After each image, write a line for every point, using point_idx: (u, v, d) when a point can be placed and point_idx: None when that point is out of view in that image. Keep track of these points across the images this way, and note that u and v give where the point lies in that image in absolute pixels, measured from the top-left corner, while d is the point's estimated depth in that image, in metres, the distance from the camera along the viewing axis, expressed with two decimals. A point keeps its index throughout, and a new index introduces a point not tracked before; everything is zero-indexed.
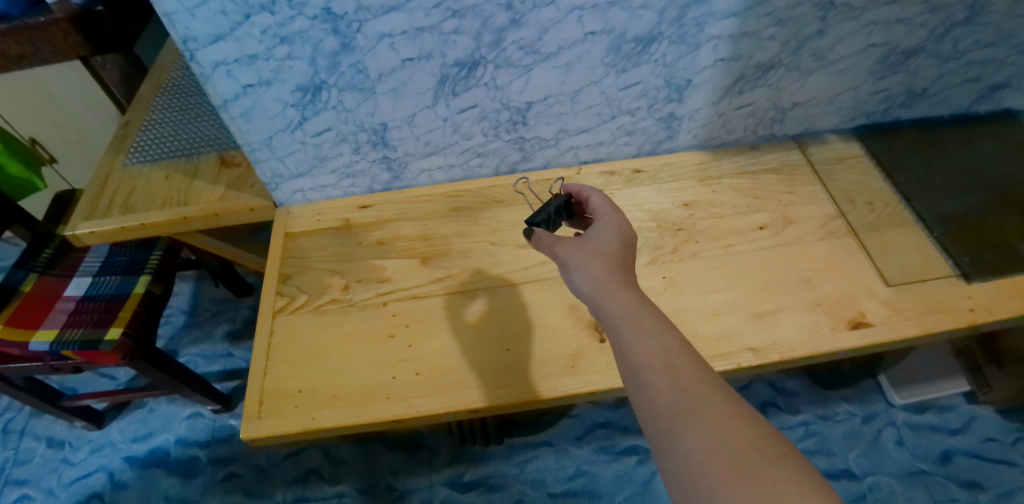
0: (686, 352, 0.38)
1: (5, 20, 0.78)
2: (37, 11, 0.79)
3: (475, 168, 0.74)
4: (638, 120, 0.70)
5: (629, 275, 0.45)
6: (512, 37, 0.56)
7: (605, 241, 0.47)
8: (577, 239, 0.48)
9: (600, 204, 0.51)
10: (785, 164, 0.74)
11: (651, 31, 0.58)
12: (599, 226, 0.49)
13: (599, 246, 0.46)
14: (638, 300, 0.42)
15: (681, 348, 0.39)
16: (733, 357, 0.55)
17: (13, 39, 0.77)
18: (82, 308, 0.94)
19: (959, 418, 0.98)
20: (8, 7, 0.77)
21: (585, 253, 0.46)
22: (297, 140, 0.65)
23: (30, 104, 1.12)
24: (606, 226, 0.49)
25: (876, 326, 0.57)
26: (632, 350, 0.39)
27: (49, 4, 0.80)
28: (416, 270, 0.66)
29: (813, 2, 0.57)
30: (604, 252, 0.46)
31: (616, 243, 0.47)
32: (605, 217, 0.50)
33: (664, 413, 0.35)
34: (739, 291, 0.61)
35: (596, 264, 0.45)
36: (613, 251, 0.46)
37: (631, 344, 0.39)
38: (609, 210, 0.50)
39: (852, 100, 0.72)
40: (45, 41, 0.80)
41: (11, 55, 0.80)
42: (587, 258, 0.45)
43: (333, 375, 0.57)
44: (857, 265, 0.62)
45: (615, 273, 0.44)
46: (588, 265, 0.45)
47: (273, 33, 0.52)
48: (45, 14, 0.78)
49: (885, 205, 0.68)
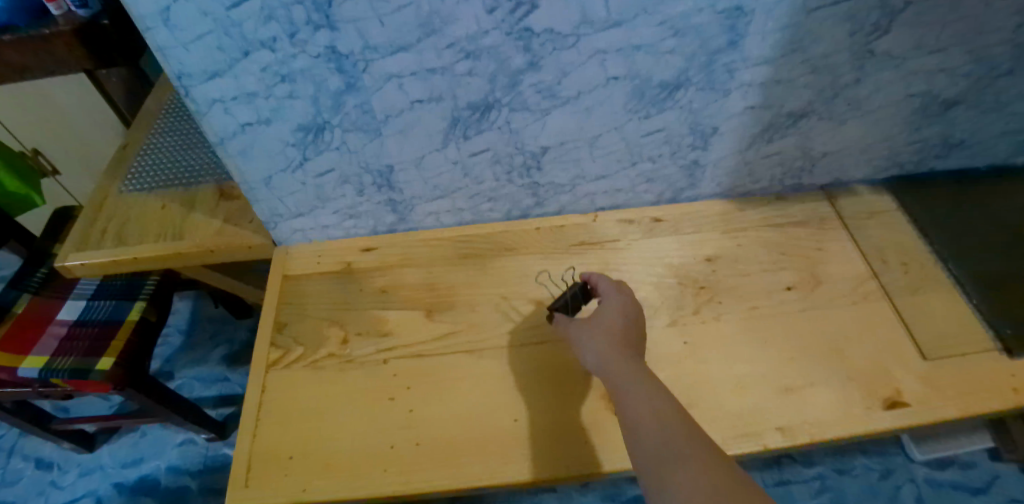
0: (675, 413, 0.39)
1: (8, 31, 0.71)
2: (42, 21, 0.73)
3: (485, 211, 0.69)
4: (659, 166, 0.65)
5: (633, 350, 0.46)
6: (529, 80, 0.53)
7: (610, 320, 0.49)
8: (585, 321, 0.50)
9: (606, 286, 0.54)
10: (813, 216, 0.69)
11: (678, 76, 0.54)
12: (605, 307, 0.52)
13: (605, 326, 0.49)
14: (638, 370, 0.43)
15: (670, 407, 0.39)
16: (760, 437, 0.51)
17: (15, 49, 0.71)
18: (73, 333, 0.90)
19: (983, 477, 0.93)
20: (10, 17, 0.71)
21: (591, 331, 0.48)
22: (298, 180, 0.62)
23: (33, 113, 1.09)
24: (612, 308, 0.51)
25: (913, 407, 0.53)
26: (626, 413, 0.40)
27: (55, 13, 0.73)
28: (420, 323, 0.62)
29: (851, 49, 0.53)
30: (611, 331, 0.48)
31: (620, 322, 0.49)
32: (611, 298, 0.52)
33: (650, 472, 0.35)
34: (766, 361, 0.57)
35: (600, 341, 0.47)
36: (619, 331, 0.48)
37: (627, 406, 0.40)
38: (616, 293, 0.53)
39: (885, 151, 0.68)
40: (47, 52, 0.74)
41: (15, 66, 0.74)
42: (592, 335, 0.48)
43: (326, 440, 0.54)
44: (892, 336, 0.58)
45: (619, 348, 0.46)
46: (593, 342, 0.47)
47: (274, 70, 0.49)
48: (49, 24, 0.72)
49: (919, 265, 0.64)
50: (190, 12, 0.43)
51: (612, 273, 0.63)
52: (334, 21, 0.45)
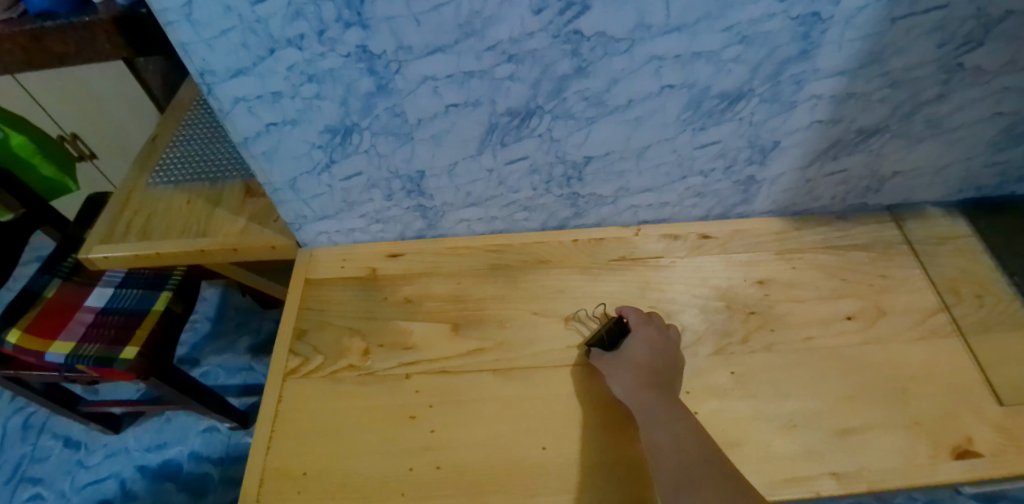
0: (693, 440, 0.45)
1: (50, 18, 0.70)
2: (83, 9, 0.71)
3: (520, 221, 0.65)
4: (711, 181, 0.60)
5: (659, 382, 0.49)
6: (575, 87, 0.49)
7: (634, 352, 0.52)
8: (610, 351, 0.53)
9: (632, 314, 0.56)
10: (877, 240, 0.63)
11: (740, 87, 0.49)
12: (631, 337, 0.54)
13: (630, 358, 0.51)
14: (664, 401, 0.48)
15: (689, 436, 0.45)
16: (812, 483, 0.47)
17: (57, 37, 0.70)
18: (100, 321, 0.90)
19: None
20: (53, 4, 0.69)
21: (617, 364, 0.51)
22: (323, 183, 0.59)
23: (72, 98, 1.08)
24: (637, 338, 0.53)
25: (986, 459, 0.48)
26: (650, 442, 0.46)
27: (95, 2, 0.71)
28: (445, 339, 0.59)
29: (938, 63, 0.48)
30: (636, 364, 0.51)
31: (645, 353, 0.51)
32: (636, 327, 0.54)
33: (669, 491, 0.42)
34: (823, 399, 0.52)
35: (626, 375, 0.50)
36: (644, 362, 0.51)
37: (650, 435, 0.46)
38: (641, 323, 0.55)
39: (962, 172, 0.61)
40: (87, 41, 0.72)
41: (55, 52, 0.73)
42: (617, 368, 0.51)
43: (344, 458, 0.51)
44: (965, 379, 0.53)
45: (644, 380, 0.49)
46: (619, 375, 0.51)
47: (300, 70, 0.45)
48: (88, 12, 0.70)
49: (995, 299, 0.58)
50: (213, 7, 0.39)
51: (655, 294, 0.59)
52: (366, 19, 0.41)
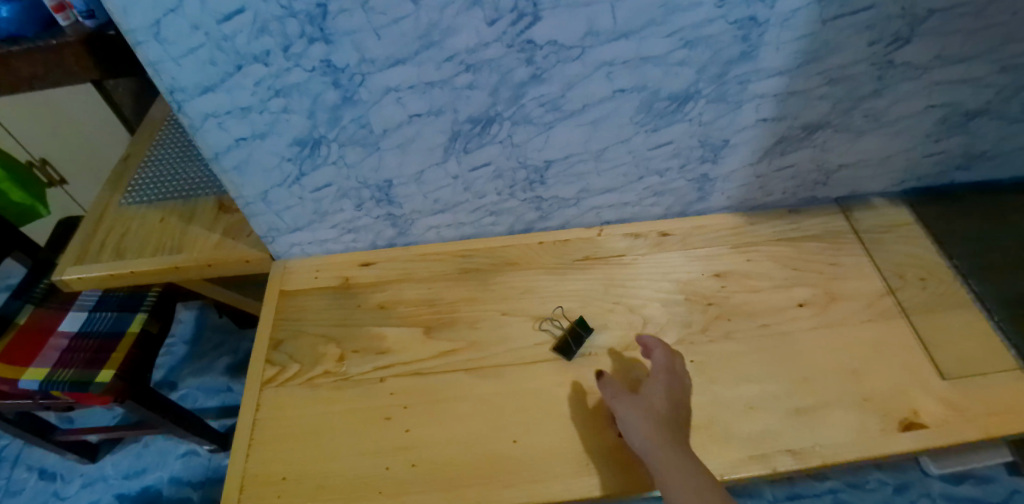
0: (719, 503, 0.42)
1: None
2: None
3: (487, 225, 0.67)
4: (668, 180, 0.63)
5: (680, 437, 0.47)
6: (533, 93, 0.51)
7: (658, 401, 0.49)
8: (631, 396, 0.50)
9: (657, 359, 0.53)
10: (828, 230, 0.66)
11: (688, 89, 0.53)
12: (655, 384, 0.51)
13: (653, 406, 0.48)
14: (688, 459, 0.45)
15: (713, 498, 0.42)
16: (770, 460, 0.49)
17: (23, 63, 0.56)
18: (75, 345, 0.90)
19: (1000, 491, 0.89)
20: None
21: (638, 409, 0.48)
22: (295, 195, 0.60)
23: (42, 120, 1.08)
24: (659, 386, 0.51)
25: (932, 429, 0.51)
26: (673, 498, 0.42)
27: None
28: (418, 341, 0.60)
29: (870, 60, 0.52)
30: (658, 414, 0.48)
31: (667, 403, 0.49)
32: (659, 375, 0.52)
33: None
34: (780, 382, 0.54)
35: (648, 422, 0.47)
36: (666, 413, 0.48)
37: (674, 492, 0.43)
38: (664, 371, 0.52)
39: (904, 162, 0.65)
40: None
41: None
42: (640, 413, 0.48)
43: (322, 461, 0.52)
44: (912, 356, 0.56)
45: (667, 434, 0.46)
46: (640, 422, 0.47)
47: (268, 84, 0.47)
48: None
49: (939, 281, 0.62)
50: (181, 25, 0.41)
51: (619, 290, 0.62)
52: (329, 34, 0.44)
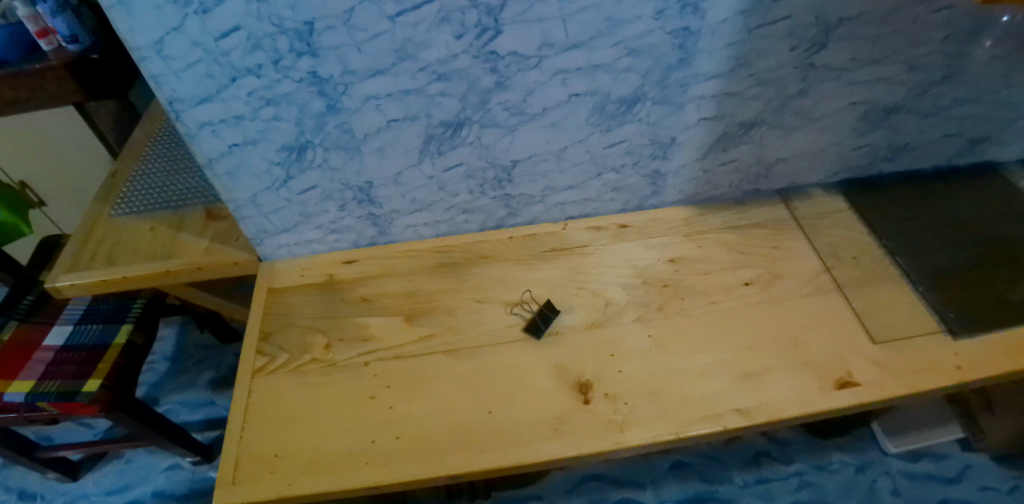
0: None
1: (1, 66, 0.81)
2: (34, 57, 0.82)
3: (462, 223, 0.73)
4: (623, 177, 0.70)
5: None
6: (497, 99, 0.58)
7: None
8: None
9: None
10: (770, 218, 0.73)
11: (635, 92, 0.60)
12: None
13: None
14: None
15: None
16: (721, 418, 0.55)
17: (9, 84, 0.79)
18: (61, 358, 0.91)
19: (954, 467, 0.95)
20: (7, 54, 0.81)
21: None
22: (282, 198, 0.65)
23: (22, 146, 1.12)
24: None
25: (864, 386, 0.57)
26: None
27: (46, 50, 0.82)
28: (400, 329, 0.65)
29: (793, 63, 0.59)
30: None
31: None
32: None
33: None
34: (728, 351, 0.60)
35: None
36: None
37: None
38: None
39: (835, 155, 0.73)
40: (40, 87, 0.82)
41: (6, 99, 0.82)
42: None
43: (312, 438, 0.56)
44: (846, 325, 0.62)
45: None
46: None
47: (259, 95, 0.53)
48: (41, 61, 0.81)
49: (870, 259, 0.69)
50: (183, 43, 0.47)
51: (582, 277, 0.68)
52: (315, 49, 0.50)
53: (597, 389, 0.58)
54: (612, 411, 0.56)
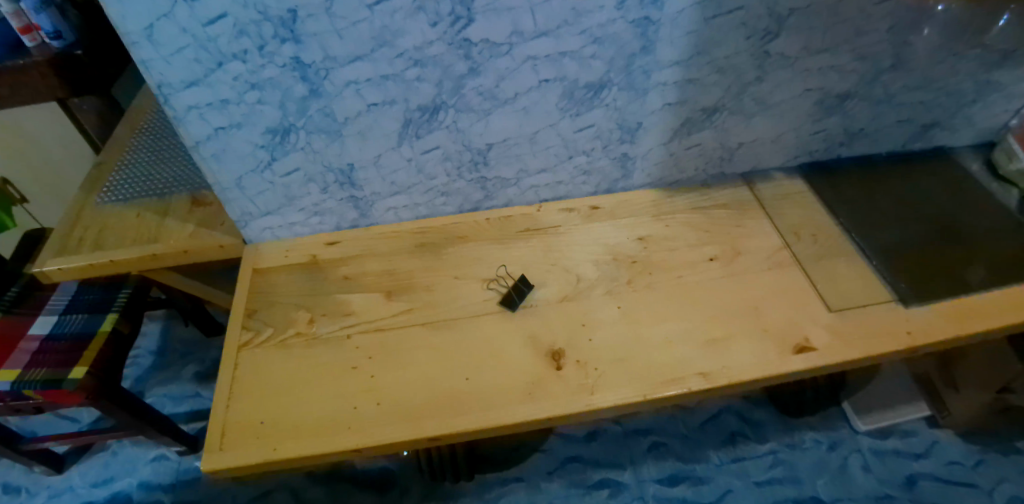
0: None
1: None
2: (19, 54, 0.91)
3: (440, 206, 0.76)
4: (593, 160, 0.73)
5: None
6: (471, 84, 0.61)
7: None
8: None
9: None
10: (734, 200, 0.78)
11: (601, 78, 0.63)
12: None
13: None
14: None
15: None
16: (684, 382, 0.57)
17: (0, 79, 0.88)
18: (46, 347, 0.92)
19: (922, 443, 1.03)
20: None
21: None
22: (266, 180, 0.67)
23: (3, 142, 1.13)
24: None
25: (820, 351, 0.60)
26: None
27: (29, 47, 0.92)
28: (381, 304, 0.68)
29: (749, 51, 0.63)
30: None
31: None
32: None
33: None
34: (692, 320, 0.64)
35: None
36: None
37: None
38: None
39: (794, 140, 0.77)
40: (23, 82, 0.90)
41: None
42: None
43: (297, 406, 0.58)
44: (803, 295, 0.66)
45: None
46: None
47: (244, 79, 0.55)
48: (25, 58, 0.89)
49: (827, 236, 0.73)
50: (172, 29, 0.49)
51: (555, 255, 0.72)
52: (298, 35, 0.52)
53: (568, 356, 0.61)
54: (582, 377, 0.58)
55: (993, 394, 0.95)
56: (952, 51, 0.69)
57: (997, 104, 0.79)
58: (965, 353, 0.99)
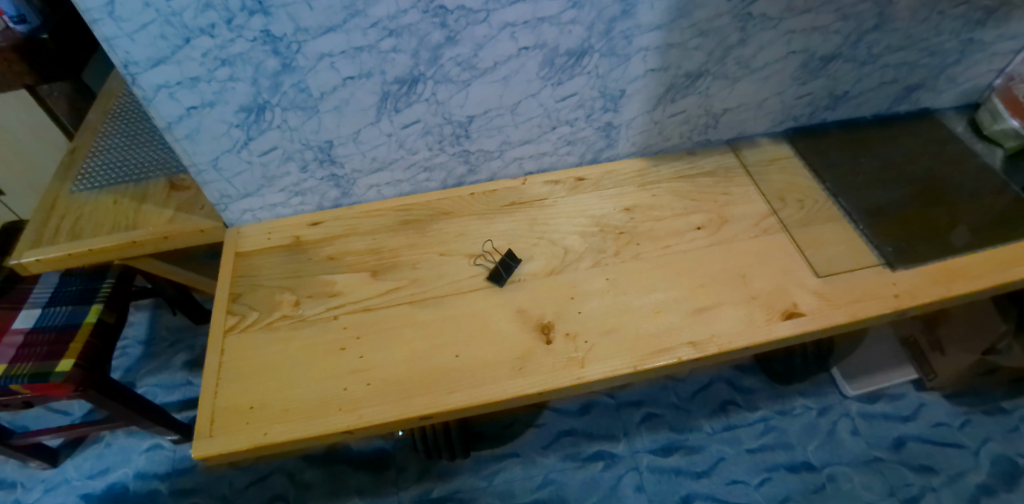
0: None
1: None
2: None
3: (422, 182, 0.76)
4: (576, 130, 0.73)
5: None
6: (448, 53, 0.59)
7: None
8: None
9: None
10: (719, 167, 0.78)
11: (581, 44, 0.61)
12: None
13: None
14: None
15: None
16: (672, 351, 0.57)
17: None
18: (31, 340, 0.90)
19: (909, 406, 1.04)
20: None
21: None
22: (243, 160, 0.65)
23: None
24: None
25: (808, 315, 0.60)
26: None
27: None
28: (366, 283, 0.67)
29: (731, 13, 0.61)
30: None
31: None
32: None
33: None
34: (680, 289, 0.63)
35: None
36: None
37: None
38: None
39: (779, 104, 0.77)
40: None
41: None
42: None
43: (284, 389, 0.57)
44: (789, 259, 0.66)
45: None
46: None
47: (214, 55, 0.52)
48: None
49: (814, 201, 0.73)
50: (134, 4, 0.46)
51: (540, 227, 0.72)
52: (265, 7, 0.49)
53: (557, 329, 0.60)
54: (571, 349, 0.58)
55: (978, 356, 0.96)
56: (936, 9, 0.68)
57: (980, 64, 0.79)
58: (948, 315, 1.00)
